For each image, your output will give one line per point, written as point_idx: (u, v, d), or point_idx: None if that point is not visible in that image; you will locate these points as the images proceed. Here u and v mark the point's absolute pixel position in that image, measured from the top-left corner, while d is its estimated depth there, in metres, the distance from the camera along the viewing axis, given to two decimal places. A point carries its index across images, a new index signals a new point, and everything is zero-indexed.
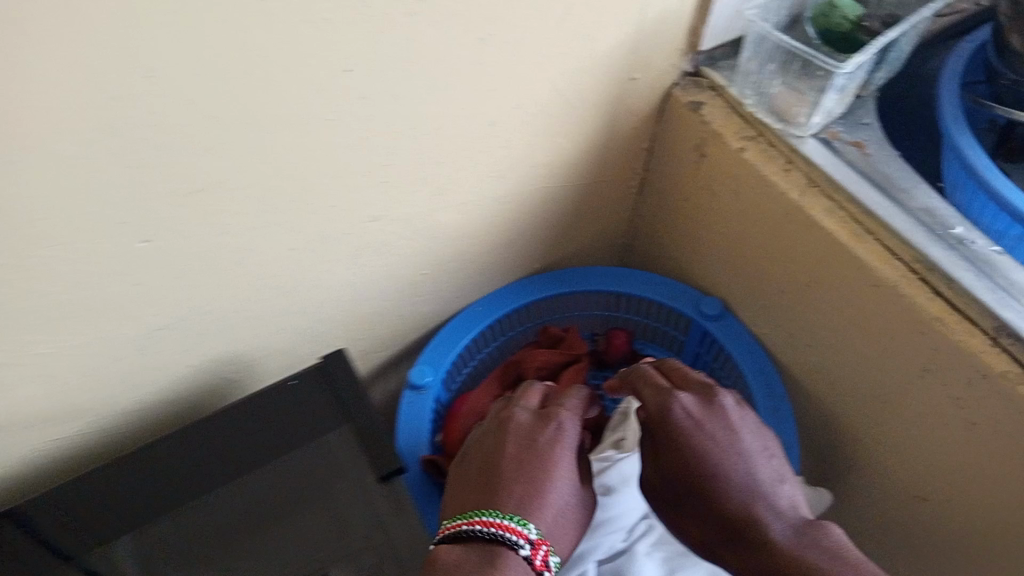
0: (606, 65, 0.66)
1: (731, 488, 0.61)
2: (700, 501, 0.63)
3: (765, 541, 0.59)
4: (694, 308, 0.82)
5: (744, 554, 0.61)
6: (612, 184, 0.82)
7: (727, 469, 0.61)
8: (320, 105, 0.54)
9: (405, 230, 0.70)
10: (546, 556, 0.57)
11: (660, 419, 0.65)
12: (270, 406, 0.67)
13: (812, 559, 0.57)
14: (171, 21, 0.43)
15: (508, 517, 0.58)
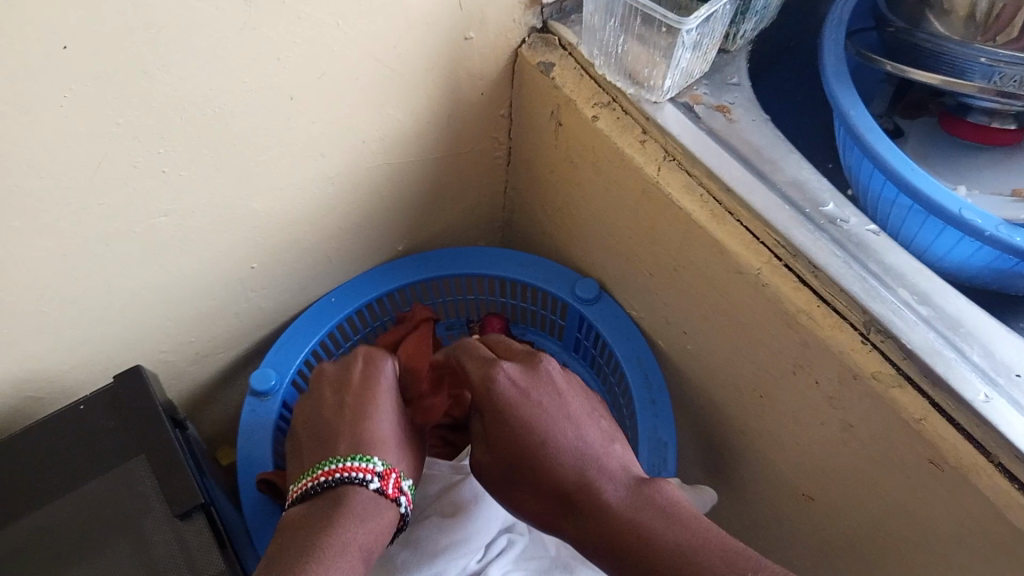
0: (430, 24, 0.56)
1: (563, 458, 0.52)
2: (525, 478, 0.53)
3: (600, 513, 0.50)
4: (569, 291, 0.72)
5: (577, 534, 0.51)
6: (474, 159, 0.72)
7: (558, 437, 0.52)
8: (38, 91, 0.43)
9: (213, 226, 0.61)
10: (398, 483, 0.54)
11: (485, 389, 0.54)
12: (59, 441, 0.59)
13: (650, 524, 0.48)
14: None
15: (348, 458, 0.53)
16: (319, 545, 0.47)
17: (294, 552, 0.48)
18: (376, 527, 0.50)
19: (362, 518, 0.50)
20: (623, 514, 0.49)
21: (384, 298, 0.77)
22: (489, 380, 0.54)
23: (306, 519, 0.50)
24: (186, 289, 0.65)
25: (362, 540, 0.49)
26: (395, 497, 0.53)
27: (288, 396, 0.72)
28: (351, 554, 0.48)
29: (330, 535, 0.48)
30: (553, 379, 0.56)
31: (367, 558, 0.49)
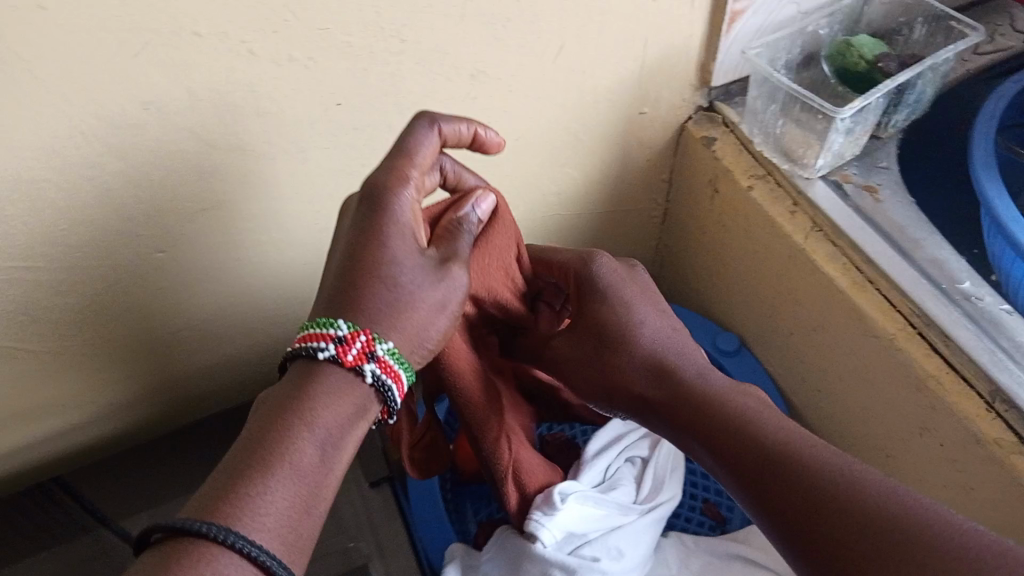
0: (612, 99, 0.66)
1: (657, 342, 0.54)
2: (610, 355, 0.54)
3: (682, 384, 0.52)
4: (710, 341, 0.78)
5: (660, 402, 0.52)
6: (634, 217, 0.80)
7: (650, 323, 0.54)
8: (309, 134, 0.56)
9: None
10: (365, 349, 0.42)
11: (587, 274, 0.55)
12: None
13: (746, 405, 0.49)
14: (160, 51, 0.47)
15: (312, 323, 0.43)
16: (270, 453, 0.39)
17: (244, 444, 0.39)
18: (341, 402, 0.41)
19: (325, 394, 0.41)
20: (706, 391, 0.51)
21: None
22: (591, 269, 0.55)
23: (266, 403, 0.41)
24: None
25: (322, 429, 0.40)
26: (356, 367, 0.42)
27: None
28: (308, 446, 0.40)
29: (288, 435, 0.39)
30: (643, 282, 0.58)
31: (332, 449, 0.41)
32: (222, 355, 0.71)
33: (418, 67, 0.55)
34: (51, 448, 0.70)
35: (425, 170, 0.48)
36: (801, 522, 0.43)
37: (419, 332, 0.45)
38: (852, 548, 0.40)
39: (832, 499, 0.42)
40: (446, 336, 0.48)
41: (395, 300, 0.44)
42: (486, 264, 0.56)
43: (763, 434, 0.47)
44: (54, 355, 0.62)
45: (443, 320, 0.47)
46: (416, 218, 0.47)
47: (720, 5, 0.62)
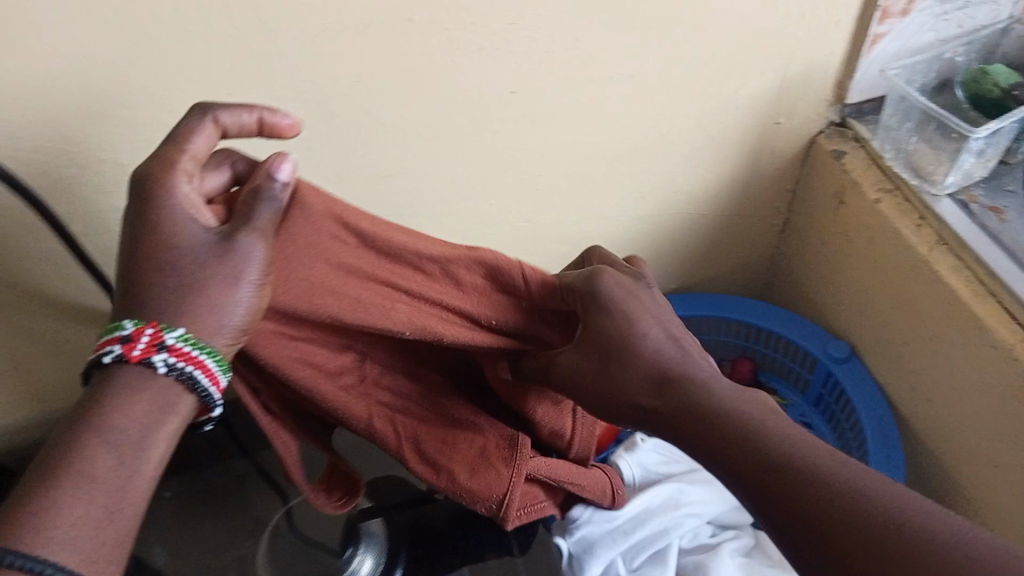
0: (752, 108, 0.71)
1: (659, 355, 0.50)
2: (611, 372, 0.51)
3: (692, 399, 0.49)
4: (822, 348, 0.82)
5: (669, 416, 0.49)
6: (756, 222, 0.84)
7: (652, 334, 0.51)
8: (483, 117, 0.63)
9: (552, 238, 0.77)
10: (154, 339, 0.42)
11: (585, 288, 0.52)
12: None
13: (761, 420, 0.47)
14: (377, 35, 0.54)
15: (105, 329, 0.43)
16: (61, 469, 0.39)
17: (43, 464, 0.40)
18: (135, 400, 0.41)
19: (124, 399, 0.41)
20: (715, 407, 0.48)
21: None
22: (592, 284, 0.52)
23: (69, 418, 0.41)
24: None
25: (118, 433, 0.41)
26: (145, 360, 0.41)
27: None
28: (99, 457, 0.40)
29: (81, 447, 0.40)
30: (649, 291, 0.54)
31: (133, 451, 0.41)
32: None
33: (587, 64, 0.62)
34: None
35: (201, 157, 0.44)
36: (799, 532, 0.42)
37: (217, 319, 0.43)
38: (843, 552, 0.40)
39: (829, 505, 0.42)
40: (251, 311, 0.44)
41: (203, 290, 0.42)
42: (295, 253, 0.45)
43: (762, 443, 0.45)
44: None
45: (241, 293, 0.43)
46: (195, 203, 0.43)
47: (861, 33, 0.67)
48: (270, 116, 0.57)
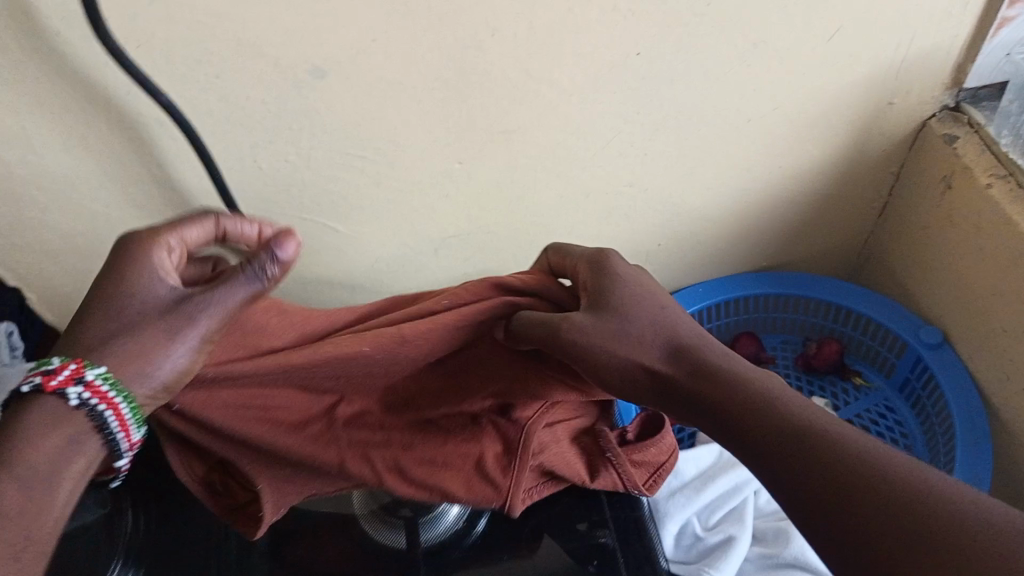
0: (867, 86, 0.71)
1: (662, 320, 0.49)
2: (614, 329, 0.49)
3: (702, 361, 0.46)
4: (913, 333, 0.82)
5: (674, 381, 0.47)
6: (855, 204, 0.84)
7: (654, 301, 0.50)
8: (605, 78, 0.64)
9: (652, 205, 0.78)
10: (71, 376, 0.43)
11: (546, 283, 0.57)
12: None
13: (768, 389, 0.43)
14: None
15: (55, 360, 0.44)
16: None
17: None
18: (49, 435, 0.42)
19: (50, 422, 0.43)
20: (720, 370, 0.45)
21: (740, 298, 0.88)
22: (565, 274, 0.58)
23: None
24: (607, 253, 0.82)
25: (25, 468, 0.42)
26: (64, 393, 0.43)
27: None
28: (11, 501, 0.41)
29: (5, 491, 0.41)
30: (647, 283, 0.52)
31: (40, 488, 0.42)
32: (469, 267, 0.80)
33: (713, 30, 0.63)
34: None
35: (191, 235, 0.48)
36: (790, 485, 0.39)
37: (155, 370, 0.44)
38: (839, 507, 0.37)
39: (823, 456, 0.38)
40: (182, 370, 0.45)
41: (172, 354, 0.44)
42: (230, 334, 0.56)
43: (765, 406, 0.42)
44: (352, 241, 0.72)
45: (176, 355, 0.45)
46: (171, 269, 0.46)
47: (988, 16, 0.67)
48: (407, 63, 0.59)
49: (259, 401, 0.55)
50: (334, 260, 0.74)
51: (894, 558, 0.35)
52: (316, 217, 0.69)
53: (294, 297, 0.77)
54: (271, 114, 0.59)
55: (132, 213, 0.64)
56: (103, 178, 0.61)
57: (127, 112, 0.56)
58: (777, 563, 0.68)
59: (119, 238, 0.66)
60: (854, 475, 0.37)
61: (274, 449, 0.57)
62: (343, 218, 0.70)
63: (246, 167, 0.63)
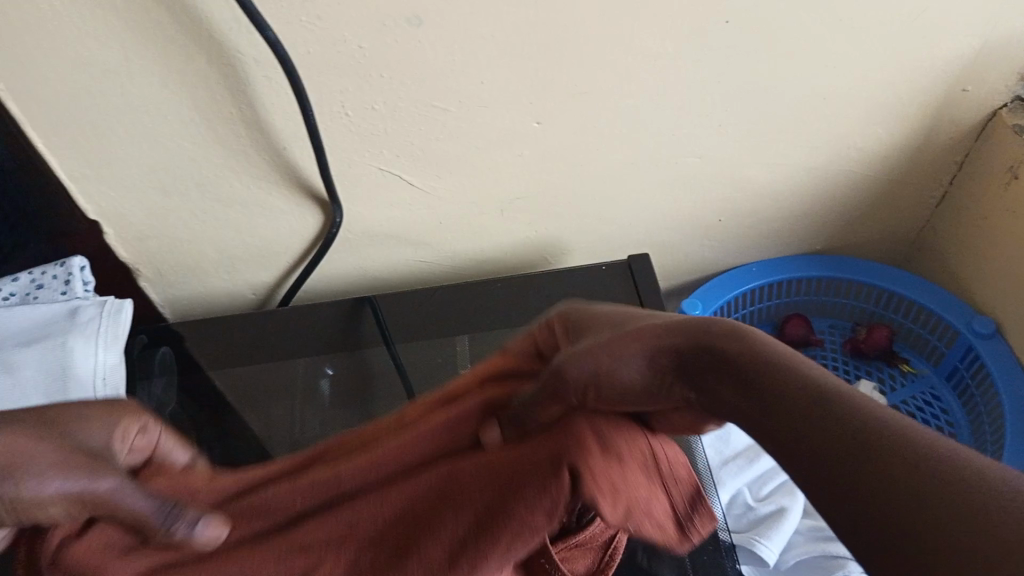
0: (943, 71, 0.72)
1: (597, 320, 0.43)
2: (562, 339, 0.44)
3: (652, 330, 0.37)
4: (965, 322, 0.82)
5: (644, 354, 0.37)
6: (915, 191, 0.85)
7: (599, 318, 0.43)
8: (691, 45, 0.65)
9: (718, 178, 0.78)
10: None
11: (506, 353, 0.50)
12: (576, 281, 0.78)
13: (720, 345, 0.34)
14: None
15: None
16: None
17: None
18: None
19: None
20: (676, 325, 0.36)
21: (790, 279, 0.90)
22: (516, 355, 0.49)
23: None
24: (668, 224, 0.83)
25: None
26: None
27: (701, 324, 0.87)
28: None
29: None
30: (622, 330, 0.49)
31: None
32: (531, 232, 0.80)
33: (803, 4, 0.63)
34: (384, 275, 0.82)
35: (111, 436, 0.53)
36: (783, 465, 0.31)
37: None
38: (845, 470, 0.28)
39: (809, 411, 0.30)
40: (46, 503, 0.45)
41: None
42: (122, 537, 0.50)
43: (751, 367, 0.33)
44: (423, 195, 0.73)
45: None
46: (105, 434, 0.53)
47: None
48: (504, 20, 0.59)
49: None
50: (404, 213, 0.75)
51: (886, 524, 0.26)
52: (392, 169, 0.70)
53: (360, 250, 0.78)
54: (364, 61, 0.60)
55: (215, 150, 0.64)
56: (194, 115, 0.61)
57: (226, 49, 0.56)
58: (826, 536, 0.69)
59: (200, 178, 0.67)
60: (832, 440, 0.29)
61: None
62: (420, 171, 0.70)
63: (333, 113, 0.63)
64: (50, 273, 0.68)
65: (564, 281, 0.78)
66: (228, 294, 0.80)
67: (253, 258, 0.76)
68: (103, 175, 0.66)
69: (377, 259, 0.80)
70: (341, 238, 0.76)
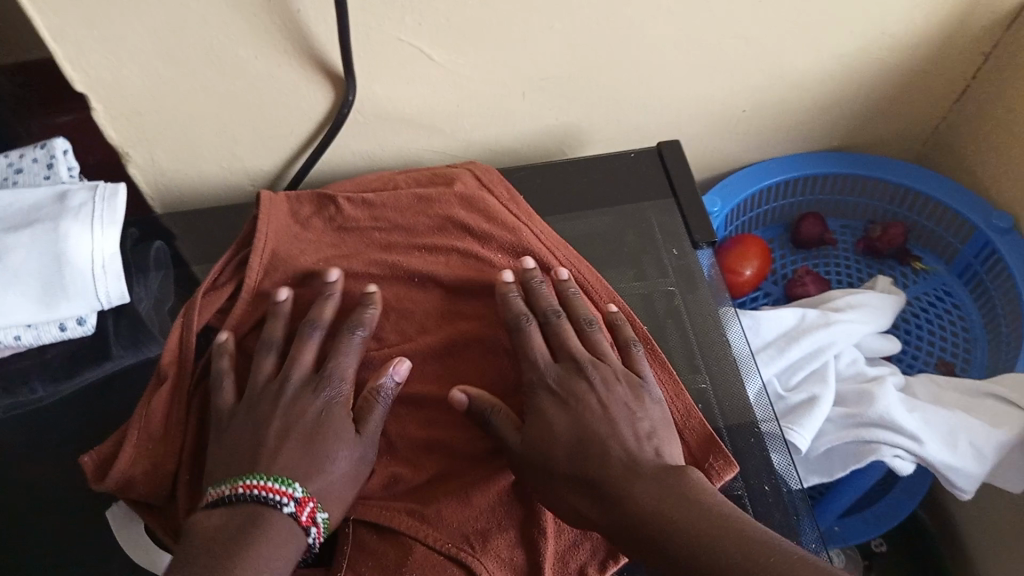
0: None
1: (613, 436, 0.53)
2: (556, 424, 0.54)
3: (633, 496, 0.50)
4: (984, 218, 0.82)
5: (589, 474, 0.52)
6: (939, 85, 0.83)
7: (608, 432, 0.54)
8: None
9: (752, 63, 0.75)
10: (314, 513, 0.51)
11: (523, 280, 0.63)
12: (604, 167, 0.75)
13: (645, 502, 0.50)
14: None
15: (266, 477, 0.52)
16: None
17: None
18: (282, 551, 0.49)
19: (350, 354, 0.59)
20: (642, 496, 0.50)
21: (806, 177, 0.88)
22: (560, 285, 0.63)
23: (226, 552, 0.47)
24: (695, 110, 0.79)
25: None
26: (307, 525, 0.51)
27: (720, 219, 0.85)
28: None
29: None
30: (643, 389, 0.57)
31: None
32: (555, 115, 0.76)
33: None
34: (393, 164, 0.78)
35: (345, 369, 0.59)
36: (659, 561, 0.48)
37: (329, 462, 0.53)
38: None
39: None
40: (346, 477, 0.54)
41: (356, 336, 0.59)
42: (372, 207, 0.67)
43: (640, 505, 0.49)
44: (445, 72, 0.68)
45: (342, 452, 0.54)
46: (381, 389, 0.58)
47: None
48: None
49: (309, 291, 0.63)
50: (426, 90, 0.69)
51: None
52: (415, 42, 0.64)
53: (370, 134, 0.73)
54: None
55: (226, 10, 0.58)
56: None
57: None
58: (858, 423, 0.67)
59: (206, 45, 0.61)
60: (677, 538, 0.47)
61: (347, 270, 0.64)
62: (445, 42, 0.65)
63: None
64: (30, 157, 0.64)
65: (588, 167, 0.75)
66: (226, 185, 0.75)
67: (259, 143, 0.71)
68: (96, 37, 0.59)
69: (391, 142, 0.75)
70: (350, 122, 0.71)
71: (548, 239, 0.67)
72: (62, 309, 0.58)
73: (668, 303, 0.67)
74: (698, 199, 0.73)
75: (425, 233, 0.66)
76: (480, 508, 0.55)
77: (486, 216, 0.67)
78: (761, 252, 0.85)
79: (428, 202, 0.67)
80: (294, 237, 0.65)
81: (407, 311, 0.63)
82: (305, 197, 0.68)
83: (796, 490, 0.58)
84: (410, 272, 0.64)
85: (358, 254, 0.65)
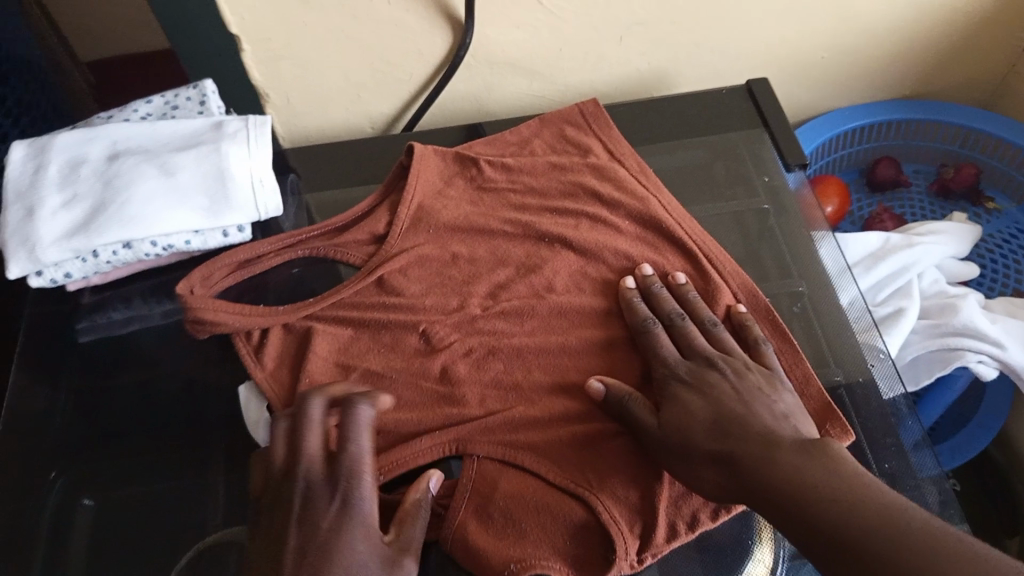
0: None
1: (754, 420, 0.54)
2: (696, 409, 0.56)
3: (762, 474, 0.50)
4: None
5: (723, 457, 0.52)
6: (1007, 29, 0.87)
7: (752, 419, 0.54)
8: None
9: (831, 7, 0.79)
10: None
11: (644, 286, 0.66)
12: (696, 104, 0.81)
13: (775, 477, 0.50)
14: None
15: None
16: None
17: None
18: None
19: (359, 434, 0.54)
20: (786, 472, 0.50)
21: (895, 121, 0.92)
22: (679, 290, 0.66)
23: None
24: (776, 55, 0.84)
25: None
26: None
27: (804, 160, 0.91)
28: None
29: None
30: (774, 377, 0.59)
31: None
32: (647, 58, 0.82)
33: None
34: (498, 105, 0.84)
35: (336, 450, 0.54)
36: (795, 530, 0.48)
37: None
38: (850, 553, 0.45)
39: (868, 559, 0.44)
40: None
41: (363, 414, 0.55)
42: (511, 169, 0.74)
43: (775, 476, 0.50)
44: (549, 15, 0.74)
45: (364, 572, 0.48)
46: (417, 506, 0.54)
47: None
48: None
49: (448, 243, 0.70)
50: (531, 34, 0.76)
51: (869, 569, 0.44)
52: None
53: (479, 76, 0.80)
54: None
55: None
56: None
57: None
58: (944, 333, 0.71)
59: None
60: (814, 505, 0.47)
61: (478, 231, 0.70)
62: None
63: None
64: (186, 95, 0.72)
65: (681, 104, 0.82)
66: (347, 124, 0.83)
67: (379, 85, 0.79)
68: None
69: (499, 84, 0.81)
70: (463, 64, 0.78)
71: (676, 211, 0.71)
72: (222, 222, 0.65)
73: (761, 222, 0.73)
74: (786, 130, 0.78)
75: (556, 195, 0.73)
76: (575, 465, 0.57)
77: (617, 185, 0.73)
78: (840, 191, 0.90)
79: (562, 171, 0.74)
80: (438, 194, 0.72)
81: (537, 268, 0.68)
82: (450, 155, 0.75)
83: (895, 398, 0.63)
84: (542, 233, 0.70)
85: (495, 212, 0.72)
